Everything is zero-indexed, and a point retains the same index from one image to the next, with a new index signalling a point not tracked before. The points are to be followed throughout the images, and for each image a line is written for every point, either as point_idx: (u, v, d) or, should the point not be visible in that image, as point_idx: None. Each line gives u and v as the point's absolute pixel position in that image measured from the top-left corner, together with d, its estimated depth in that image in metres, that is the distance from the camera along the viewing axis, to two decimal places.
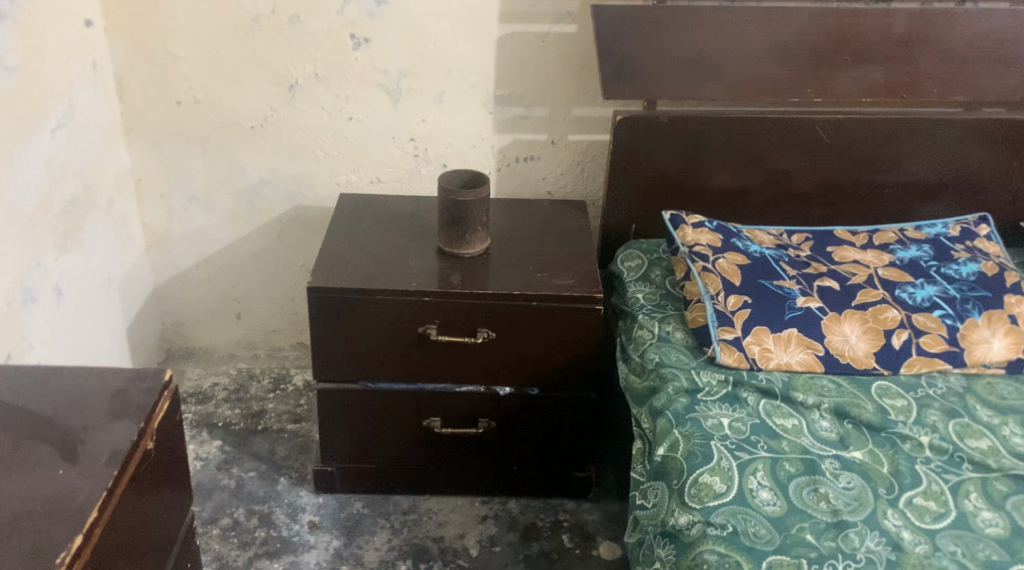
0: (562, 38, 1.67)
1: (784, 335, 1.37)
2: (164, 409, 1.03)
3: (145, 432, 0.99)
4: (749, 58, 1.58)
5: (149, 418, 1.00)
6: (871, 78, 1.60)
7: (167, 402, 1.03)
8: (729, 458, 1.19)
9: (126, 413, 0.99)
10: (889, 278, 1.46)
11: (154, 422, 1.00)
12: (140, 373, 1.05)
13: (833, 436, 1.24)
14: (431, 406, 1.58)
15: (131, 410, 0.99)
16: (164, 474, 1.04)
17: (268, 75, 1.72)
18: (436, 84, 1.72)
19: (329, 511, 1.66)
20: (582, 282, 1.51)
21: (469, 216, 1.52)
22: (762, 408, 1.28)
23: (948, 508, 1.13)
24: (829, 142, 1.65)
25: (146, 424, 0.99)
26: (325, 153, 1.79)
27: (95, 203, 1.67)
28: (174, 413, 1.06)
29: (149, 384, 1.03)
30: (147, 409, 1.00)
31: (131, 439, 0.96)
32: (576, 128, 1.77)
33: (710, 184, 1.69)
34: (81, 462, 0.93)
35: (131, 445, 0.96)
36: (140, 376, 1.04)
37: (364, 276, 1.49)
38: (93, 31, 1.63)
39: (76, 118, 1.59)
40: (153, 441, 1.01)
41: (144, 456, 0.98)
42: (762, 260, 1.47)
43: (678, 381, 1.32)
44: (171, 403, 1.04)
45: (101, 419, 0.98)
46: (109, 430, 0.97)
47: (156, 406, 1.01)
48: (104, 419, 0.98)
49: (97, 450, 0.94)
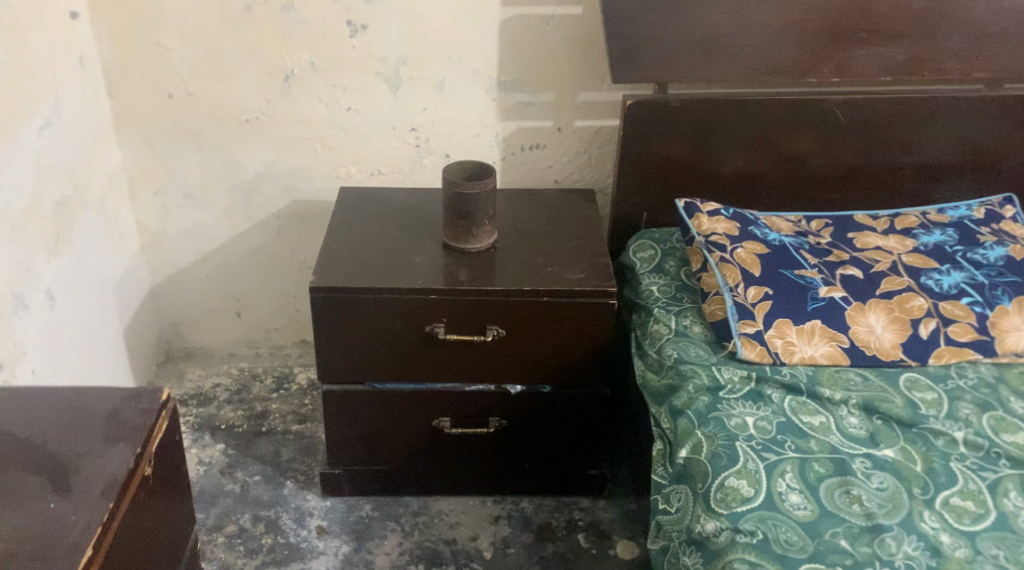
0: (567, 19, 1.61)
1: (807, 327, 1.32)
2: (162, 430, 0.98)
3: (142, 457, 0.94)
4: (763, 37, 1.51)
5: (146, 442, 0.95)
6: (890, 57, 1.54)
7: (165, 422, 0.98)
8: (755, 460, 1.13)
9: (122, 438, 0.94)
10: (913, 264, 1.41)
11: (152, 445, 0.95)
12: (136, 392, 1.00)
13: (862, 433, 1.19)
14: (440, 406, 1.53)
15: (127, 433, 0.94)
16: (160, 494, 0.99)
17: (261, 64, 1.65)
18: (437, 71, 1.66)
19: (337, 515, 1.61)
20: (594, 275, 1.45)
21: (474, 209, 1.46)
22: (787, 405, 1.22)
23: (987, 508, 1.08)
24: (846, 124, 1.59)
25: (143, 449, 0.94)
26: (324, 145, 1.73)
27: (87, 202, 1.61)
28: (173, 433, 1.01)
29: (145, 404, 0.98)
30: (144, 432, 0.95)
31: (127, 466, 0.91)
32: (582, 113, 1.71)
33: (722, 169, 1.63)
34: (74, 494, 0.88)
35: (129, 472, 0.91)
36: (137, 395, 0.99)
37: (368, 274, 1.44)
38: (78, 23, 1.57)
39: (64, 115, 1.53)
40: (151, 466, 0.96)
41: (142, 482, 0.94)
42: (781, 249, 1.42)
43: (698, 379, 1.27)
44: (169, 423, 0.99)
45: (95, 445, 0.93)
46: (103, 456, 0.92)
47: (153, 428, 0.96)
48: (98, 444, 0.93)
49: (91, 480, 0.89)
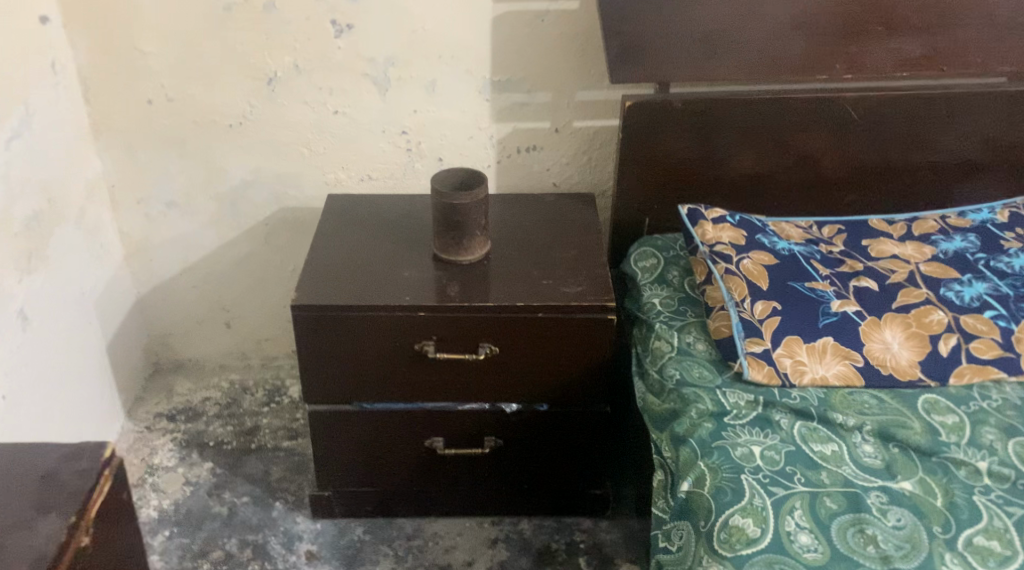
0: (563, 16, 1.52)
1: (818, 344, 1.23)
2: (105, 491, 0.92)
3: (79, 526, 0.88)
4: (771, 33, 1.42)
5: (83, 509, 0.89)
6: (907, 51, 1.44)
7: (108, 481, 0.93)
8: (762, 496, 1.06)
9: (54, 506, 0.89)
10: (932, 274, 1.32)
11: (91, 512, 0.90)
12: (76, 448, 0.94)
13: (878, 463, 1.10)
14: (433, 426, 1.46)
15: (61, 500, 0.89)
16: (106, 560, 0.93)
17: (243, 67, 1.58)
18: (427, 72, 1.58)
19: (328, 539, 1.55)
20: (592, 289, 1.37)
21: (465, 220, 1.38)
22: (797, 432, 1.14)
23: (1014, 549, 1.00)
24: (860, 122, 1.50)
25: (78, 517, 0.88)
26: (311, 150, 1.66)
27: (64, 214, 1.55)
28: (120, 490, 0.95)
29: (84, 464, 0.92)
30: (81, 498, 0.90)
31: (56, 541, 0.86)
32: (581, 114, 1.62)
33: (729, 171, 1.54)
34: None
35: (57, 547, 0.86)
36: (78, 452, 0.94)
37: (353, 290, 1.36)
38: (50, 28, 1.50)
39: (35, 127, 1.46)
40: (90, 534, 0.90)
41: (80, 553, 0.88)
42: (790, 259, 1.34)
43: (702, 403, 1.19)
44: (112, 483, 0.93)
45: (25, 514, 0.88)
46: (33, 528, 0.87)
47: (93, 492, 0.91)
48: (29, 514, 0.88)
49: (13, 558, 0.84)
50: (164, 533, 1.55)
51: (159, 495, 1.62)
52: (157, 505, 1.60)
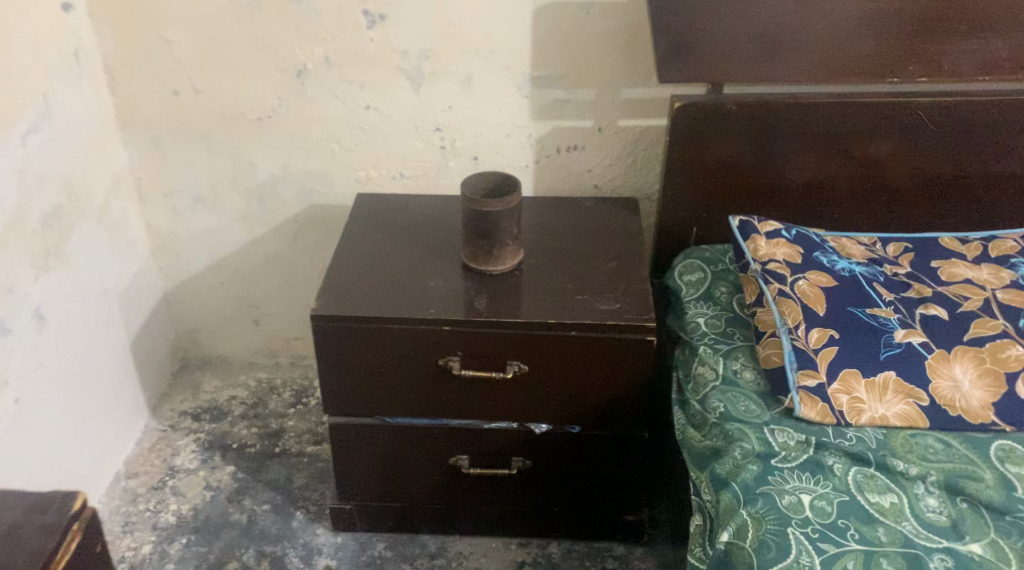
0: (610, 9, 1.42)
1: (878, 380, 1.13)
2: (70, 551, 0.90)
3: None
4: (836, 31, 1.30)
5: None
6: (991, 53, 1.31)
7: (74, 540, 0.91)
8: (811, 553, 0.96)
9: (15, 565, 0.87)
10: (1010, 302, 1.19)
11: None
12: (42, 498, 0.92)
13: (943, 520, 1.01)
14: (458, 443, 1.38)
15: (21, 560, 0.87)
16: None
17: (271, 59, 1.50)
18: (463, 66, 1.49)
19: (348, 554, 1.48)
20: (631, 306, 1.28)
21: (495, 229, 1.29)
22: (852, 479, 1.04)
23: None
24: (933, 130, 1.37)
25: None
26: (341, 146, 1.58)
27: (85, 209, 1.49)
28: (94, 542, 0.95)
29: (51, 519, 0.91)
30: (45, 558, 0.88)
31: None
32: (626, 113, 1.52)
33: (786, 179, 1.42)
34: None
35: None
36: (44, 506, 0.92)
37: (376, 300, 1.28)
38: (73, 16, 1.43)
39: (56, 119, 1.40)
40: None
41: None
42: (851, 281, 1.23)
43: (747, 442, 1.09)
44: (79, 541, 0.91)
45: None
46: None
47: (58, 552, 0.89)
48: None
49: None
50: (181, 541, 1.49)
51: (178, 499, 1.57)
52: (176, 510, 1.55)
